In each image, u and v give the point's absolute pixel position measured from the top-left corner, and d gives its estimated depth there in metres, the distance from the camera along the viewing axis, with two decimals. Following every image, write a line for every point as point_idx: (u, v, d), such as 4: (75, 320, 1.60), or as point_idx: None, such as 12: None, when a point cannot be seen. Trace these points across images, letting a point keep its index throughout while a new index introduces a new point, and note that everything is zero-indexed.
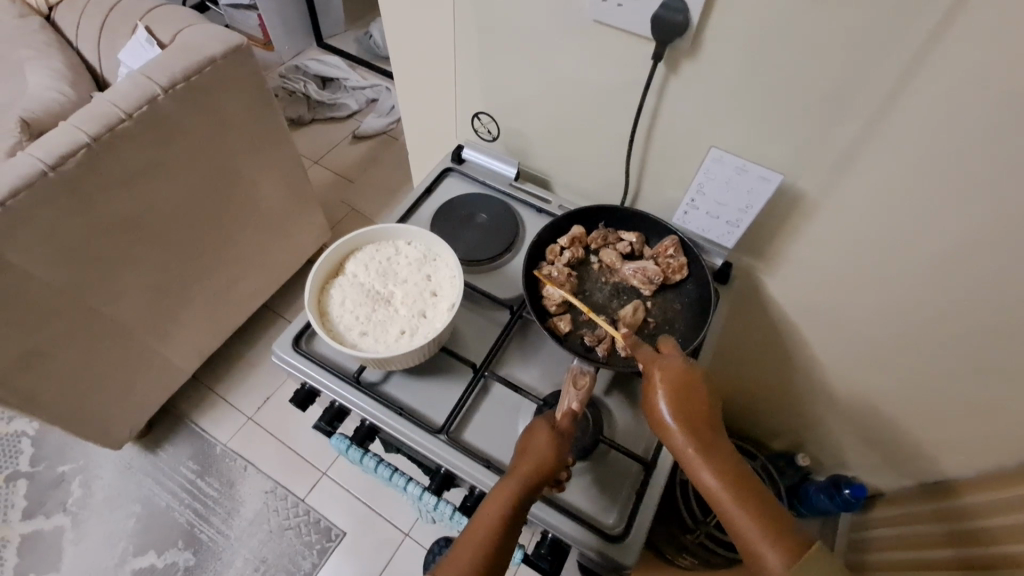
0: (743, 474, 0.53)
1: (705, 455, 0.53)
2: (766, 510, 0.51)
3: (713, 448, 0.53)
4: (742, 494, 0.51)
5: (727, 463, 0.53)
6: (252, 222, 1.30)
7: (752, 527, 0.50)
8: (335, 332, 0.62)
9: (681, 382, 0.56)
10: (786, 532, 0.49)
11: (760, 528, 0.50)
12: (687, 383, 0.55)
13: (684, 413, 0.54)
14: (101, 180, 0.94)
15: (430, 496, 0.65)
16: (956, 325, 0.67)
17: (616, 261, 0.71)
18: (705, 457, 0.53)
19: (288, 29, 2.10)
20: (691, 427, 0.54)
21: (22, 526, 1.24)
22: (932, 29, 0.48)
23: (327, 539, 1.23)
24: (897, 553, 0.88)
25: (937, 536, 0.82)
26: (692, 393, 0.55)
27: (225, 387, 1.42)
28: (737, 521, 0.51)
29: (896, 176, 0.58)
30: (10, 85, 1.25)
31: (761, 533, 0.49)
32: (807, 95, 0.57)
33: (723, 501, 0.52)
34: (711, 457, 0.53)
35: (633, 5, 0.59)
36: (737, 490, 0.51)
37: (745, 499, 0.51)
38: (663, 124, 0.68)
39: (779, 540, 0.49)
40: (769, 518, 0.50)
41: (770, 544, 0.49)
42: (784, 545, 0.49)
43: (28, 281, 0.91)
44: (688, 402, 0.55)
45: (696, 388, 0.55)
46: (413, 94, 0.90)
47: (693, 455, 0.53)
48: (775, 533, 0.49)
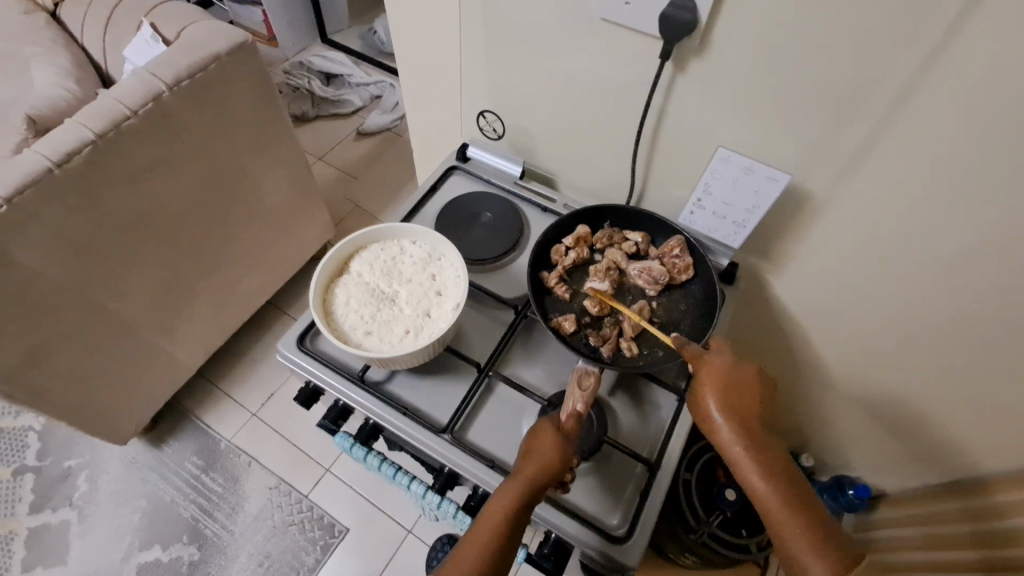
0: (793, 481, 0.53)
1: (758, 460, 0.53)
2: (814, 518, 0.51)
3: (766, 451, 0.53)
4: (791, 499, 0.51)
5: (779, 469, 0.53)
6: (256, 219, 1.30)
7: (796, 533, 0.50)
8: (339, 332, 0.62)
9: (736, 383, 0.55)
10: (831, 542, 0.50)
11: (805, 535, 0.50)
12: (737, 383, 0.55)
13: (739, 413, 0.54)
14: (107, 177, 0.94)
15: (434, 495, 0.64)
16: (966, 327, 0.67)
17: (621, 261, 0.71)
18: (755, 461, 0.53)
19: (292, 25, 2.10)
20: (745, 429, 0.54)
21: (29, 519, 1.25)
22: (944, 29, 0.47)
23: (331, 535, 1.23)
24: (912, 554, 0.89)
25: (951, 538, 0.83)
26: (749, 395, 0.55)
27: (230, 383, 1.43)
28: (783, 527, 0.51)
29: (906, 177, 0.58)
30: (16, 81, 1.25)
31: (807, 541, 0.50)
32: (817, 94, 0.56)
33: (769, 506, 0.52)
34: (765, 462, 0.52)
35: (640, 4, 0.58)
36: (786, 493, 0.52)
37: (793, 505, 0.51)
38: (670, 122, 0.68)
39: (825, 548, 0.49)
40: (816, 528, 0.50)
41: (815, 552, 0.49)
42: (829, 556, 0.49)
43: (34, 278, 0.92)
44: (743, 403, 0.55)
45: (752, 392, 0.55)
46: (418, 92, 0.89)
47: (743, 457, 0.53)
48: (818, 540, 0.50)
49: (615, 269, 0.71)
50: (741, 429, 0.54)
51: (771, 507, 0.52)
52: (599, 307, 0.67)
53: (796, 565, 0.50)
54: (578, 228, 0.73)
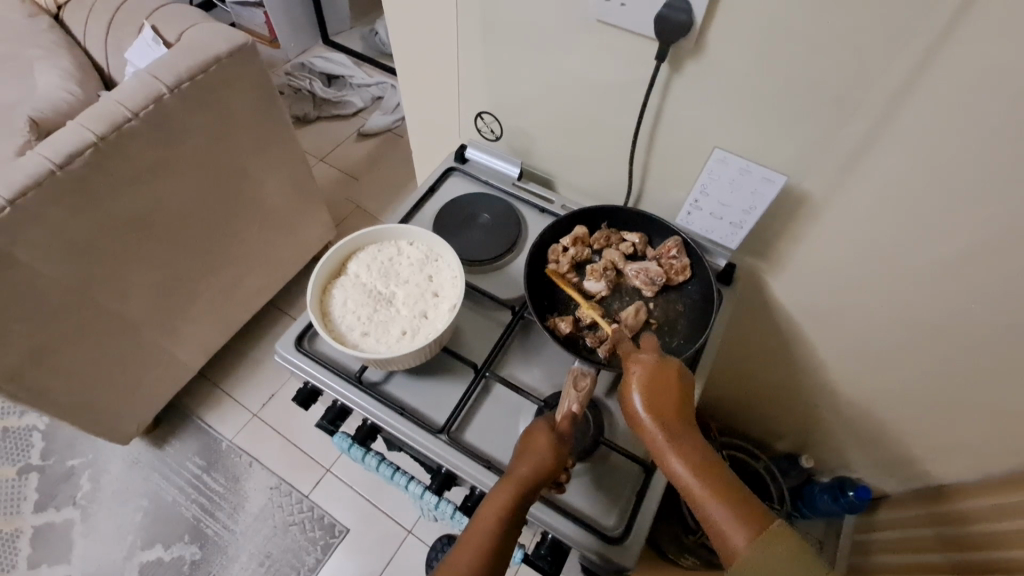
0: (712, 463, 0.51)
1: (676, 443, 0.52)
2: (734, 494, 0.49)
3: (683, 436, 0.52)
4: (711, 482, 0.50)
5: (696, 450, 0.52)
6: (258, 220, 1.31)
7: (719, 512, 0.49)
8: (337, 332, 0.62)
9: (655, 370, 0.55)
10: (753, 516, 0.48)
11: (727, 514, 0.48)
12: (655, 371, 0.55)
13: (655, 397, 0.54)
14: (109, 178, 0.95)
15: (431, 495, 0.65)
16: (966, 328, 0.66)
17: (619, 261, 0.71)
18: (675, 445, 0.52)
19: (294, 26, 2.11)
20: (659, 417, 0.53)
21: (33, 518, 1.26)
22: (941, 29, 0.47)
23: (331, 535, 1.24)
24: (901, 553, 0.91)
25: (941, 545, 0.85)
26: (662, 385, 0.54)
27: (231, 384, 1.43)
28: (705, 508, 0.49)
29: (904, 177, 0.57)
30: (20, 84, 1.26)
31: (726, 519, 0.48)
32: (813, 94, 0.56)
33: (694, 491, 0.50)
34: (682, 447, 0.52)
35: (636, 4, 0.58)
36: (708, 474, 0.50)
37: (716, 486, 0.50)
38: (667, 124, 0.68)
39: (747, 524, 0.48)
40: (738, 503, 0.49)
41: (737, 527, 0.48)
42: (748, 529, 0.47)
43: (38, 278, 0.92)
44: (659, 389, 0.54)
45: (670, 379, 0.55)
46: (417, 93, 0.89)
47: (662, 442, 0.52)
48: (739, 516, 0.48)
49: (611, 270, 0.71)
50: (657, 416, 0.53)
51: (691, 487, 0.50)
52: (593, 312, 0.66)
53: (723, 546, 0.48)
54: (576, 228, 0.73)
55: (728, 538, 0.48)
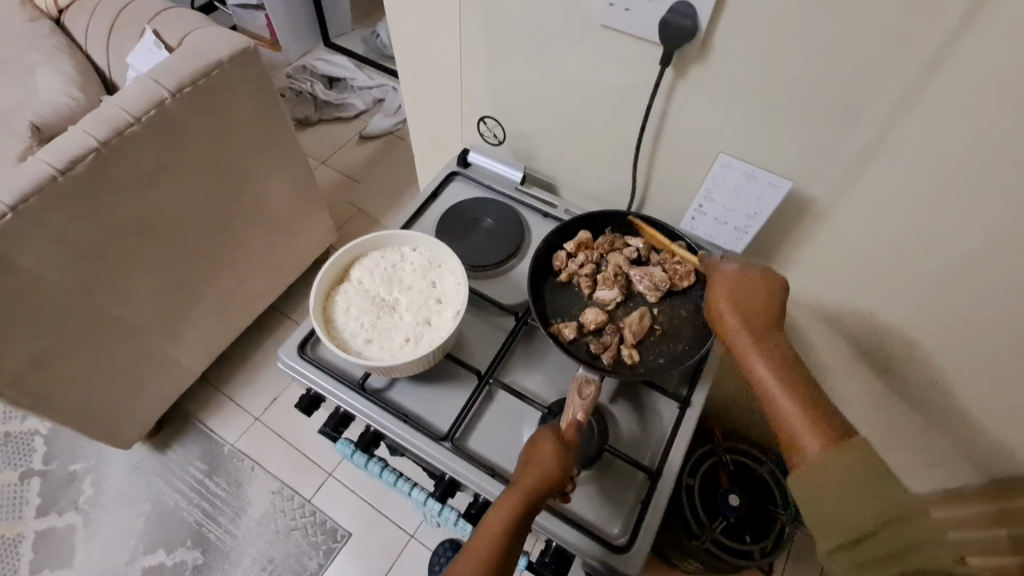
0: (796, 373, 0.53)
1: (761, 348, 0.55)
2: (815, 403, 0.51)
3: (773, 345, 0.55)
4: (795, 390, 0.52)
5: (783, 362, 0.54)
6: (259, 224, 1.30)
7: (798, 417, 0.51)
8: (340, 339, 0.62)
9: (749, 284, 0.58)
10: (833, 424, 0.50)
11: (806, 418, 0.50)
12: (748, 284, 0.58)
13: (744, 309, 0.57)
14: (110, 183, 0.95)
15: (435, 502, 0.64)
16: (974, 334, 0.66)
17: (623, 265, 0.70)
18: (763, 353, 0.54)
19: (295, 29, 2.11)
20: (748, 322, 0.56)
21: (36, 523, 1.26)
22: (948, 33, 0.46)
23: (333, 540, 1.23)
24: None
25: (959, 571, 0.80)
26: (757, 295, 0.57)
27: (233, 387, 1.43)
28: (781, 410, 0.52)
29: (911, 183, 0.57)
30: (21, 89, 1.26)
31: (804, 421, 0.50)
32: (819, 100, 0.56)
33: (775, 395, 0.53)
34: (767, 351, 0.54)
35: (640, 9, 0.58)
36: (793, 382, 0.53)
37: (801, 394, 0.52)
38: (671, 128, 0.68)
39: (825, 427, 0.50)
40: (819, 409, 0.51)
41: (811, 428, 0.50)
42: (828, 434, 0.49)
43: (39, 284, 0.92)
44: (750, 300, 0.57)
45: (768, 292, 0.57)
46: (420, 98, 0.89)
47: (751, 349, 0.55)
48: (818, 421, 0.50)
49: (621, 274, 0.70)
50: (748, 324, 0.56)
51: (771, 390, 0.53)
52: (597, 319, 0.66)
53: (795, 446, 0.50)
54: (580, 233, 0.73)
55: (801, 438, 0.50)
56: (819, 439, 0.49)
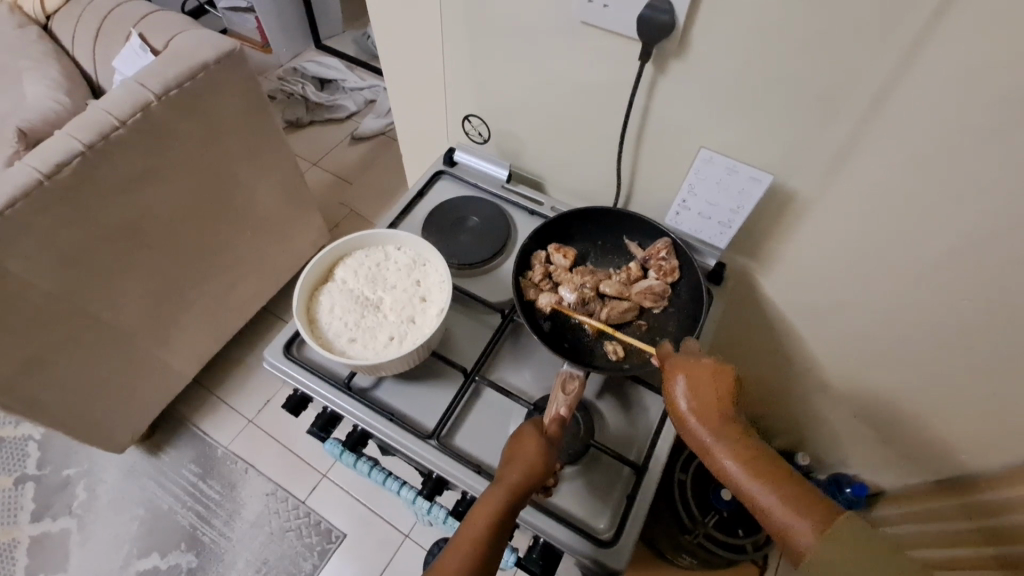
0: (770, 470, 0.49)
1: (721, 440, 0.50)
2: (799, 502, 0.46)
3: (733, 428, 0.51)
4: (764, 475, 0.48)
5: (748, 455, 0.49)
6: (249, 226, 1.30)
7: (781, 512, 0.47)
8: (324, 339, 0.62)
9: (695, 373, 0.53)
10: (817, 508, 0.46)
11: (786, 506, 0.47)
12: (691, 371, 0.54)
13: (692, 392, 0.52)
14: (97, 187, 0.95)
15: (423, 501, 0.64)
16: (959, 324, 0.66)
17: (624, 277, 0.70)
18: (727, 449, 0.50)
19: (285, 31, 2.11)
20: (705, 404, 0.52)
21: (31, 528, 1.26)
22: (922, 25, 0.47)
23: (328, 541, 1.23)
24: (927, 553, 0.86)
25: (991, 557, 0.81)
26: (707, 374, 0.53)
27: (226, 390, 1.43)
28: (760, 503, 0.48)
29: (891, 174, 0.57)
30: (9, 94, 1.26)
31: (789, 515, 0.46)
32: (798, 91, 0.56)
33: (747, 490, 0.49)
34: (728, 441, 0.50)
35: (618, 6, 0.58)
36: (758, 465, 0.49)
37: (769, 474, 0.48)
38: (654, 123, 0.68)
39: (809, 510, 0.46)
40: (798, 496, 0.47)
41: (805, 530, 0.45)
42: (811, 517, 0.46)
43: (27, 288, 0.92)
44: (700, 389, 0.52)
45: (716, 387, 0.52)
46: (405, 97, 0.89)
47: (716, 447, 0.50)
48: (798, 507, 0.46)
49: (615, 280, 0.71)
50: (704, 420, 0.51)
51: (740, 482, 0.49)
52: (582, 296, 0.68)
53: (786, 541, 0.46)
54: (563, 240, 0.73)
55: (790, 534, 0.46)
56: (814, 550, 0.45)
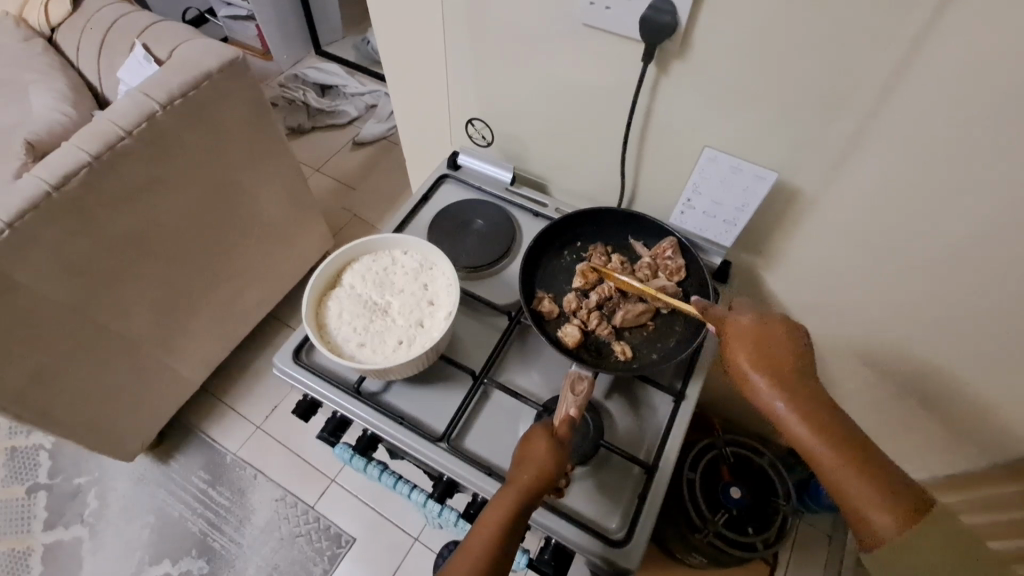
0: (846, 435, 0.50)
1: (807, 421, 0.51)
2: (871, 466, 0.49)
3: (819, 414, 0.51)
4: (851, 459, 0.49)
5: (823, 418, 0.51)
6: (255, 233, 1.31)
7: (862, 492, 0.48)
8: (333, 344, 0.63)
9: (774, 352, 0.54)
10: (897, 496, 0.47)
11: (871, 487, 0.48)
12: (774, 349, 0.55)
13: (777, 373, 0.53)
14: (104, 197, 0.95)
15: (434, 503, 0.65)
16: (964, 317, 0.66)
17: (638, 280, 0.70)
18: (815, 428, 0.51)
19: (286, 38, 2.12)
20: (790, 387, 0.53)
21: (43, 537, 1.27)
22: (924, 22, 0.47)
23: (337, 545, 1.24)
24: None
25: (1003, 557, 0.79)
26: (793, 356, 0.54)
27: (234, 396, 1.44)
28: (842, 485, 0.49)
29: (894, 170, 0.57)
30: (15, 106, 1.27)
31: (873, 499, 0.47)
32: (802, 90, 0.56)
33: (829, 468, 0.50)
34: (813, 421, 0.51)
35: (620, 8, 0.58)
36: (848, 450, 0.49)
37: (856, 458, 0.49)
38: (657, 124, 0.68)
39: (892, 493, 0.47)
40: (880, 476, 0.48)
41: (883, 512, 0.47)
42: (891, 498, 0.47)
43: (37, 299, 0.93)
44: (785, 371, 0.53)
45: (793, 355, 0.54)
46: (408, 102, 0.90)
47: (802, 427, 0.51)
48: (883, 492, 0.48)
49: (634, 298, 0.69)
50: (787, 396, 0.52)
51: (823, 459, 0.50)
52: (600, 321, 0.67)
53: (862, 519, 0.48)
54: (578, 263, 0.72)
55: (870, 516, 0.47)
56: (883, 509, 0.47)
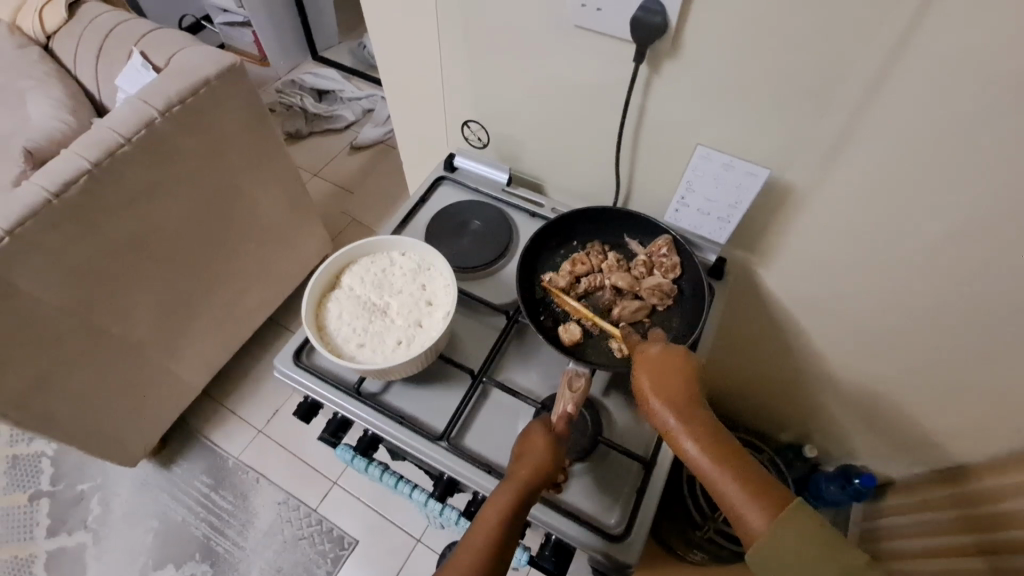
0: (730, 448, 0.52)
1: (688, 428, 0.53)
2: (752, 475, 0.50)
3: (697, 423, 0.53)
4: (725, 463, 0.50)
5: (710, 433, 0.52)
6: (254, 237, 1.32)
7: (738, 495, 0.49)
8: (333, 345, 0.63)
9: (661, 365, 0.56)
10: (771, 497, 0.49)
11: (744, 491, 0.49)
12: (662, 361, 0.56)
13: (661, 385, 0.55)
14: (103, 204, 0.96)
15: (435, 502, 0.65)
16: (957, 309, 0.67)
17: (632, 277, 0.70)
18: (693, 435, 0.52)
19: (282, 43, 2.12)
20: (675, 398, 0.54)
21: (46, 543, 1.27)
22: (910, 19, 0.48)
23: (340, 547, 1.24)
24: (910, 545, 0.87)
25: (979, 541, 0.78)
26: (676, 369, 0.56)
27: (235, 401, 1.44)
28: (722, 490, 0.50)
29: (885, 165, 0.58)
30: (14, 115, 1.28)
31: (747, 500, 0.49)
32: (792, 89, 0.57)
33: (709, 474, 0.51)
34: (692, 428, 0.53)
35: (612, 9, 0.59)
36: (725, 455, 0.51)
37: (734, 464, 0.50)
38: (651, 123, 0.69)
39: (764, 494, 0.49)
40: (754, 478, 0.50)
41: (757, 513, 0.48)
42: (764, 498, 0.48)
43: (38, 305, 0.93)
44: (668, 382, 0.55)
45: (686, 372, 0.55)
46: (405, 105, 0.91)
47: (681, 435, 0.53)
48: (756, 493, 0.49)
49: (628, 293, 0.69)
50: (669, 405, 0.54)
51: (704, 468, 0.51)
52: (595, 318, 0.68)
53: (740, 520, 0.49)
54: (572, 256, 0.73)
55: (745, 518, 0.48)
56: (763, 515, 0.48)
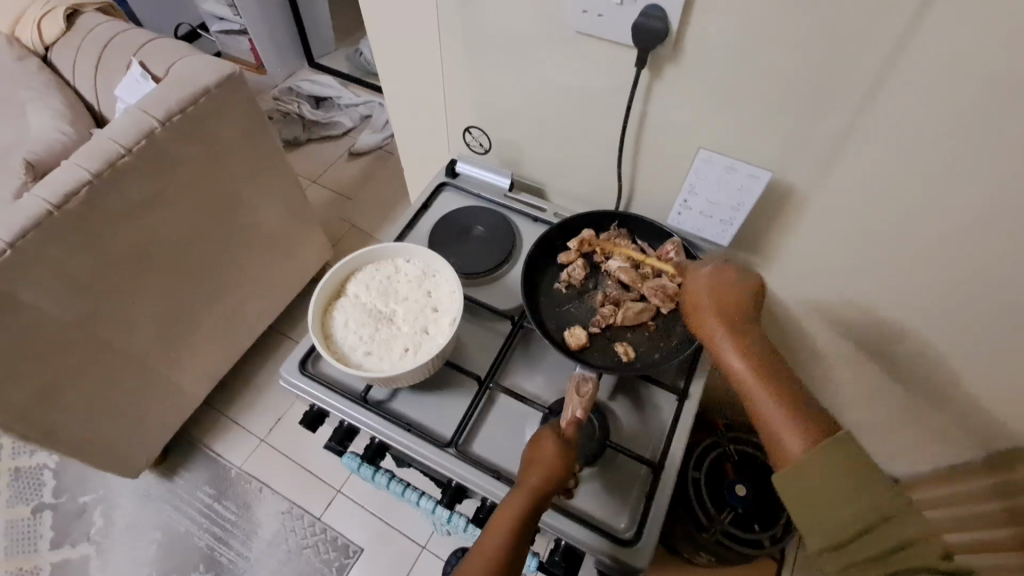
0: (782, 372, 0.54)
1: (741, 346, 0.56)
2: (799, 408, 0.51)
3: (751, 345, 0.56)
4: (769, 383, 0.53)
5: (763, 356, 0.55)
6: (255, 245, 1.32)
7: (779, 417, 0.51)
8: (340, 353, 0.63)
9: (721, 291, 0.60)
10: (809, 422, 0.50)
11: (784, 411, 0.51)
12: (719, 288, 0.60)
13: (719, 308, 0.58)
14: (104, 214, 0.96)
15: (443, 510, 0.65)
16: (959, 308, 0.67)
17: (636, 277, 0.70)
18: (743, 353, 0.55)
19: (279, 51, 2.12)
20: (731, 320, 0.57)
21: (50, 556, 1.26)
22: (909, 21, 0.48)
23: (346, 556, 1.24)
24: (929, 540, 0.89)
25: (993, 539, 0.78)
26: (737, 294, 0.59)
27: (237, 409, 1.44)
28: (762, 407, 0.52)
29: (887, 167, 0.59)
30: (14, 127, 1.27)
31: (785, 421, 0.51)
32: (794, 91, 0.57)
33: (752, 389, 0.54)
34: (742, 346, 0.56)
35: (613, 15, 0.59)
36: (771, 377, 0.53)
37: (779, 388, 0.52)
38: (652, 127, 0.69)
39: (800, 419, 0.51)
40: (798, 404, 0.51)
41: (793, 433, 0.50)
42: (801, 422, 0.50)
43: (40, 317, 0.93)
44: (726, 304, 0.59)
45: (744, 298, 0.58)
46: (406, 112, 0.91)
47: (731, 352, 0.56)
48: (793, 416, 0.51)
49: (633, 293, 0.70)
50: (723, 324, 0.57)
51: (749, 383, 0.54)
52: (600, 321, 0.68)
53: (774, 439, 0.51)
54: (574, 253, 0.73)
55: (781, 437, 0.51)
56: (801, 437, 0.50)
